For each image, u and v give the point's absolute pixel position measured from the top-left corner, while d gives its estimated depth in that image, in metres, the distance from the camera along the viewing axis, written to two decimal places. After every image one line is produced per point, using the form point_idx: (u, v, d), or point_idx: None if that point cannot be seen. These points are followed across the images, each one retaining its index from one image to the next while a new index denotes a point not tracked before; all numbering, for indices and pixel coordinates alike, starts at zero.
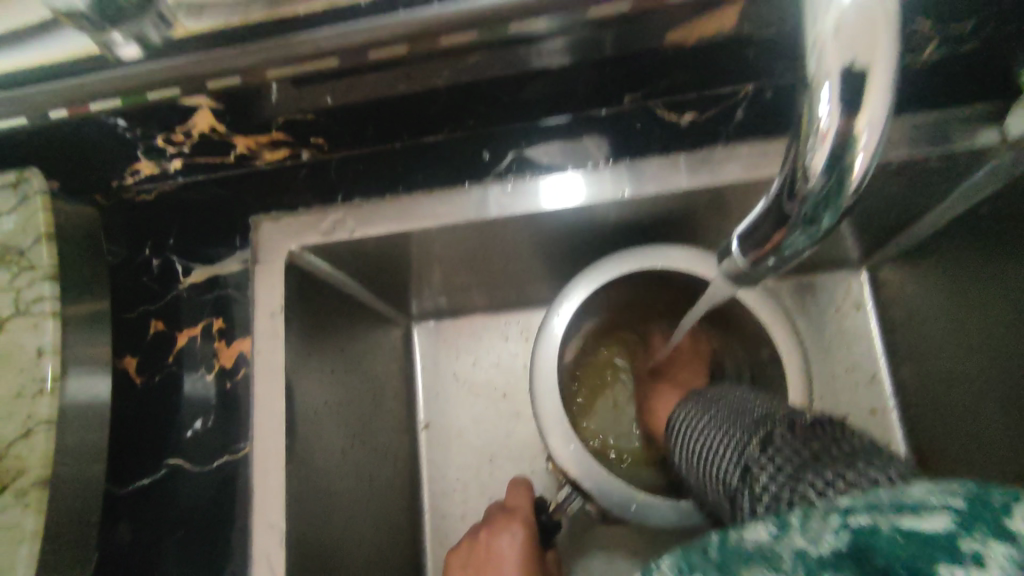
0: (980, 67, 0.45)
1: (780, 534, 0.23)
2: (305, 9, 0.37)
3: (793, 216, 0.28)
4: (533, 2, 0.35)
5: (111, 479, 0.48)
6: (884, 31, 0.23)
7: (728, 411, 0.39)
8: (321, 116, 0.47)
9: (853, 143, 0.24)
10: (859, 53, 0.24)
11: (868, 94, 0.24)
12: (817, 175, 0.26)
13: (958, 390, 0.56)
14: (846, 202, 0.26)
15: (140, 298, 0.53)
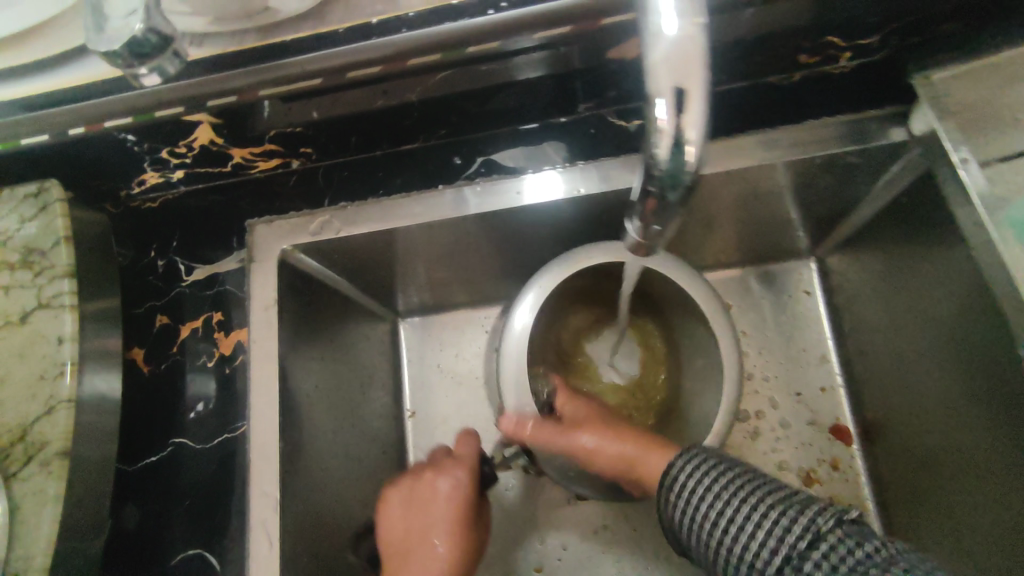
0: (888, 75, 0.52)
1: None
2: (289, 37, 0.42)
3: (651, 197, 0.32)
4: (486, 28, 0.41)
5: (122, 458, 0.54)
6: (698, 48, 0.27)
7: (751, 489, 0.42)
8: (309, 128, 0.53)
9: (681, 143, 0.28)
10: (679, 74, 0.27)
11: (688, 101, 0.27)
12: (660, 166, 0.29)
13: (910, 366, 0.59)
14: (686, 184, 0.30)
15: (146, 295, 0.58)
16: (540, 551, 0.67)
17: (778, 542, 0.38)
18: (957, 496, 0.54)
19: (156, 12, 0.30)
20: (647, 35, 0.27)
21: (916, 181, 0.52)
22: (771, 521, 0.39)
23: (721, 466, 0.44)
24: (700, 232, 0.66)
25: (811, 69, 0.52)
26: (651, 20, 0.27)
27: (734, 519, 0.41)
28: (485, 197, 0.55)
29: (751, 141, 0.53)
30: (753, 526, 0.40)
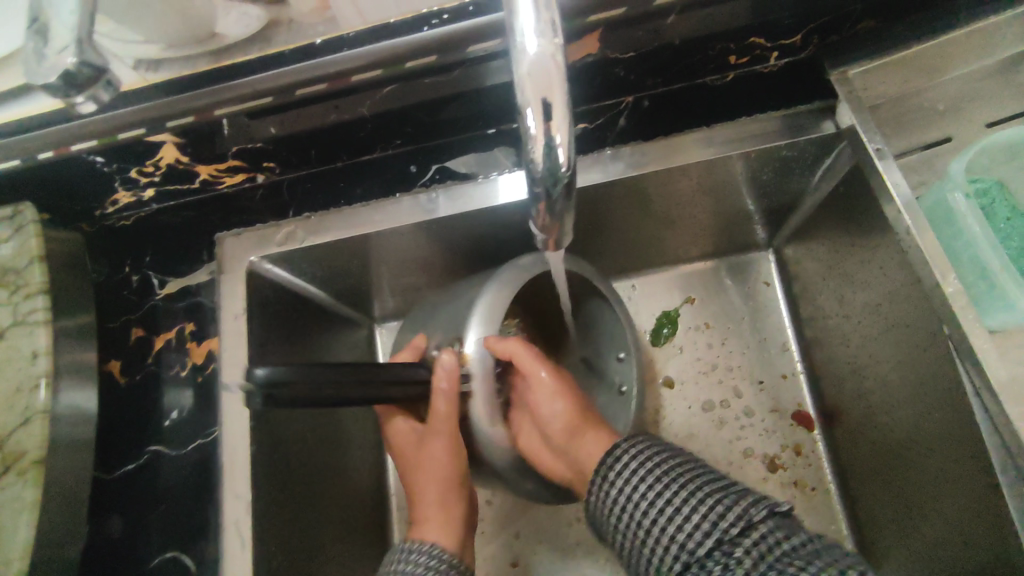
0: (812, 77, 0.54)
1: None
2: (240, 60, 0.45)
3: (539, 201, 0.33)
4: (422, 44, 0.44)
5: (100, 466, 0.56)
6: (558, 62, 0.29)
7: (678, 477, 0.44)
8: (269, 144, 0.55)
9: (553, 148, 0.30)
10: (542, 86, 0.29)
11: (553, 107, 0.29)
12: (538, 170, 0.31)
13: (872, 367, 0.59)
14: (566, 182, 0.32)
15: (122, 309, 0.60)
16: (515, 544, 0.70)
17: (710, 527, 0.41)
18: (907, 472, 0.56)
19: (87, 45, 0.32)
20: (511, 56, 0.29)
21: (850, 171, 0.55)
22: (704, 507, 0.42)
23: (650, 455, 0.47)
24: (656, 228, 0.68)
25: (743, 72, 0.54)
26: (515, 40, 0.29)
27: (670, 504, 0.43)
28: (455, 200, 0.58)
29: (686, 142, 0.55)
30: (688, 510, 0.42)
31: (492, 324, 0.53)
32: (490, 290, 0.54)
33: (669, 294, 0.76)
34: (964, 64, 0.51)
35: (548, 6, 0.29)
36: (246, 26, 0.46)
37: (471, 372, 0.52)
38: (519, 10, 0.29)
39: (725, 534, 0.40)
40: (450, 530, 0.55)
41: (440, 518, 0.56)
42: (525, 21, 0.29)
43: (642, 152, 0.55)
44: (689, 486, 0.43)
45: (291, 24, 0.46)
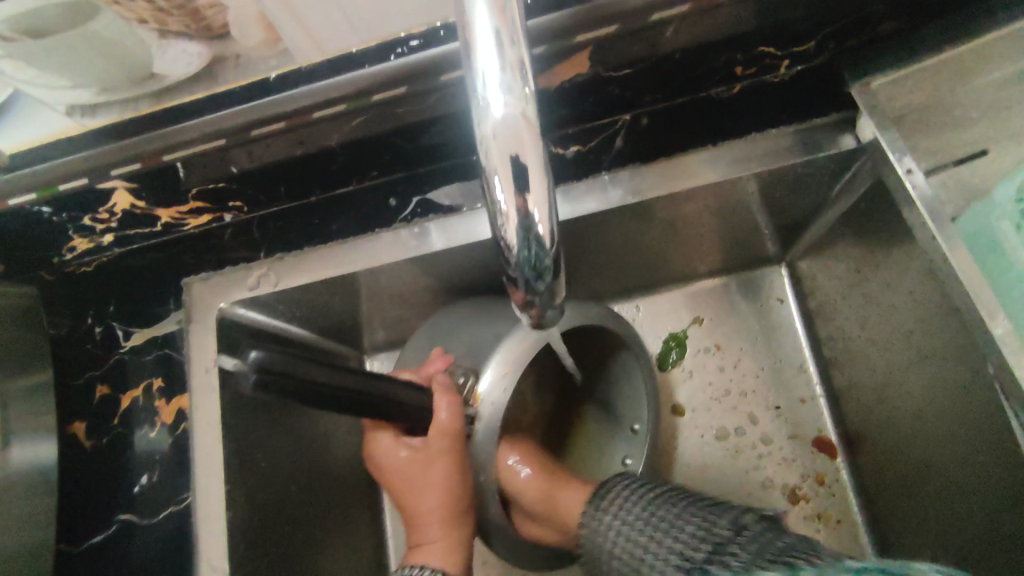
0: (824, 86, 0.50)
1: None
2: (186, 100, 0.41)
3: (513, 284, 0.29)
4: (386, 74, 0.39)
5: (67, 540, 0.51)
6: (529, 121, 0.25)
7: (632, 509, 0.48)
8: (231, 182, 0.50)
9: (531, 215, 0.26)
10: (512, 147, 0.25)
11: (525, 172, 0.25)
12: (511, 247, 0.27)
13: (900, 397, 0.55)
14: (549, 260, 0.27)
15: (86, 365, 0.55)
16: None
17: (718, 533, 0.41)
18: (943, 512, 0.52)
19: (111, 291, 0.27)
20: (474, 111, 0.25)
21: (872, 187, 0.49)
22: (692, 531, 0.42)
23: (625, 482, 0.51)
24: (661, 249, 0.63)
25: (751, 82, 0.49)
26: (477, 93, 0.26)
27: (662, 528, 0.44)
28: (448, 233, 0.53)
29: (693, 160, 0.50)
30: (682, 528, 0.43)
31: (510, 376, 0.49)
32: (515, 334, 0.50)
33: (675, 315, 0.71)
34: (996, 67, 0.45)
35: (515, 44, 0.26)
36: (187, 64, 0.41)
37: (478, 413, 0.49)
38: (480, 59, 0.26)
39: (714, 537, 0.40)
40: (453, 551, 0.49)
41: (446, 541, 0.49)
42: (487, 72, 0.26)
43: (644, 175, 0.50)
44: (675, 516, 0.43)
45: (239, 60, 0.41)
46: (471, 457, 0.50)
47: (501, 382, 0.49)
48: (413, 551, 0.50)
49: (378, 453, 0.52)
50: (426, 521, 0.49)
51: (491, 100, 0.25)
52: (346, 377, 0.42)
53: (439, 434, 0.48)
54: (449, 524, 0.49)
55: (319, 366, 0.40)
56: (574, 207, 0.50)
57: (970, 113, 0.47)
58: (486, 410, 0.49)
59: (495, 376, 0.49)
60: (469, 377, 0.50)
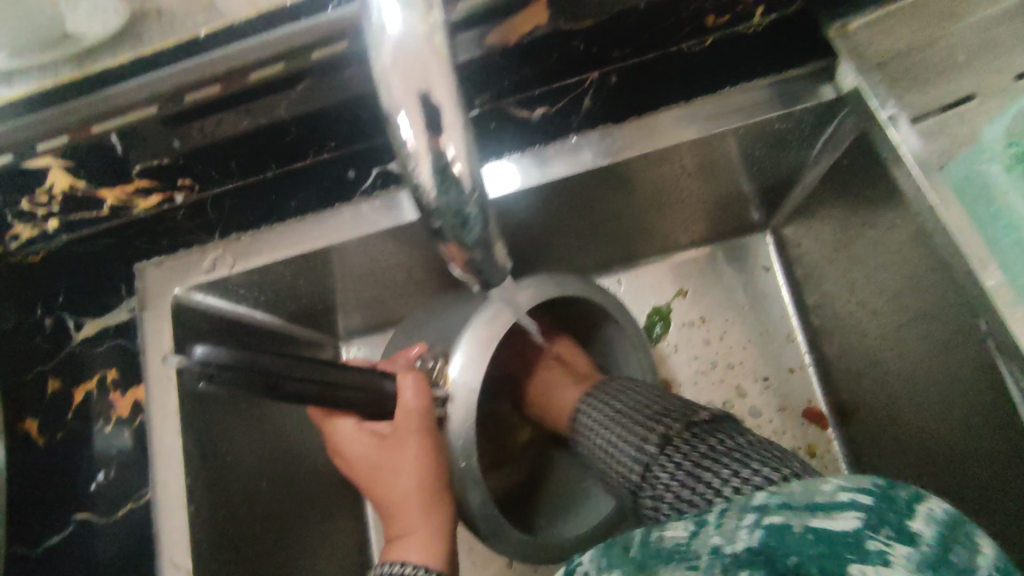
0: (798, 37, 0.46)
1: (696, 531, 0.31)
2: (110, 65, 0.37)
3: (445, 237, 0.28)
4: (326, 28, 0.36)
5: (20, 543, 0.48)
6: (433, 53, 0.26)
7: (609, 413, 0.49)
8: (178, 159, 0.47)
9: (444, 151, 0.26)
10: (420, 82, 0.26)
11: (430, 109, 0.26)
12: (429, 195, 0.27)
13: (890, 362, 0.52)
14: (469, 205, 0.27)
15: (35, 359, 0.52)
16: (506, 574, 0.64)
17: (655, 435, 0.43)
18: (932, 479, 0.51)
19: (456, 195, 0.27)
20: (373, 50, 0.26)
21: (856, 141, 0.47)
22: (626, 409, 0.48)
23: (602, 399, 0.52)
24: (641, 217, 0.60)
25: (723, 34, 0.46)
26: (379, 34, 0.26)
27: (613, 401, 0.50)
28: (416, 202, 0.51)
29: (667, 117, 0.47)
30: (639, 424, 0.45)
31: (483, 350, 0.47)
32: (486, 312, 0.47)
33: (659, 288, 0.69)
34: (982, 9, 0.43)
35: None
36: (104, 22, 0.37)
37: (450, 395, 0.47)
38: (379, 3, 0.26)
39: (665, 440, 0.42)
40: (435, 539, 0.46)
41: (427, 529, 0.46)
42: (388, 13, 0.26)
43: (611, 136, 0.48)
44: (651, 399, 0.48)
45: (163, 16, 0.38)
46: (447, 443, 0.47)
47: (473, 364, 0.46)
48: (393, 543, 0.47)
49: (343, 445, 0.48)
50: (405, 510, 0.47)
51: (393, 35, 0.26)
52: (298, 366, 0.39)
53: (409, 416, 0.45)
54: (428, 509, 0.46)
55: (274, 359, 0.38)
56: (545, 173, 0.48)
57: (957, 58, 0.44)
58: (458, 393, 0.47)
59: (466, 357, 0.47)
60: (439, 360, 0.48)
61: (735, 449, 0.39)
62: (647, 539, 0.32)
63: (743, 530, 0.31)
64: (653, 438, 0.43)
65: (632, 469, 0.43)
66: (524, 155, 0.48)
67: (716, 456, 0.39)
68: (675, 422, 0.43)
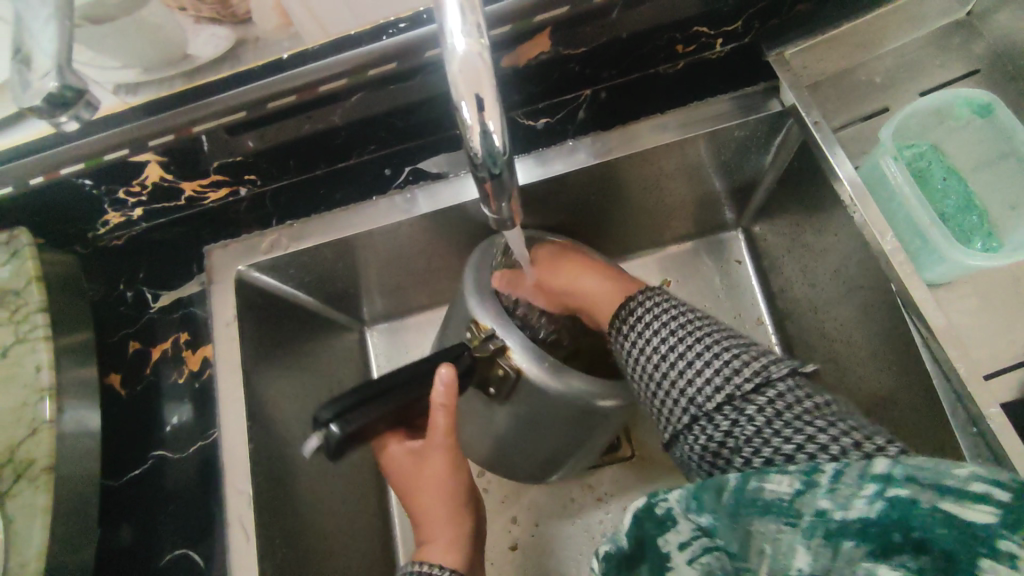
0: (751, 61, 0.57)
1: (803, 492, 0.35)
2: (212, 78, 0.48)
3: (486, 189, 0.32)
4: (381, 51, 0.47)
5: (108, 474, 0.58)
6: (485, 62, 0.28)
7: (667, 340, 0.48)
8: (249, 157, 0.58)
9: (488, 138, 0.29)
10: (470, 80, 0.28)
11: (486, 106, 0.28)
12: (477, 155, 0.30)
13: (836, 333, 0.62)
14: (502, 169, 0.31)
15: (119, 325, 0.62)
16: (512, 528, 0.73)
17: (724, 381, 0.44)
18: None
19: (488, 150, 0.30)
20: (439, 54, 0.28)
21: (800, 145, 0.58)
22: (682, 343, 0.47)
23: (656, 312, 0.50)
24: (629, 214, 0.71)
25: (691, 58, 0.57)
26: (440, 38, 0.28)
27: (653, 329, 0.49)
28: (434, 197, 0.62)
29: (647, 127, 0.58)
30: (700, 364, 0.46)
31: (486, 287, 0.56)
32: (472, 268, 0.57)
33: (645, 278, 0.79)
34: None
35: (474, 9, 0.29)
36: (216, 47, 0.48)
37: (491, 330, 0.53)
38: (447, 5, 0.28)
39: (740, 391, 0.43)
40: (456, 545, 0.53)
41: (452, 536, 0.53)
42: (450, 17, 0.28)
43: (602, 141, 0.58)
44: (716, 334, 0.47)
45: (258, 42, 0.48)
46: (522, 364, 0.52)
47: (485, 297, 0.55)
48: (421, 548, 0.53)
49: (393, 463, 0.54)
50: (434, 517, 0.54)
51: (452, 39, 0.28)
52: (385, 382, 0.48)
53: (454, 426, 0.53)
54: (451, 521, 0.54)
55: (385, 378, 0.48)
56: (546, 170, 0.58)
57: None
58: (494, 323, 0.54)
59: (484, 301, 0.55)
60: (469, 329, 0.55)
61: (825, 413, 0.41)
62: (752, 490, 0.35)
63: (862, 498, 0.33)
64: (718, 383, 0.44)
65: (683, 405, 0.46)
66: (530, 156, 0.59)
67: (813, 416, 0.41)
68: (745, 371, 0.44)
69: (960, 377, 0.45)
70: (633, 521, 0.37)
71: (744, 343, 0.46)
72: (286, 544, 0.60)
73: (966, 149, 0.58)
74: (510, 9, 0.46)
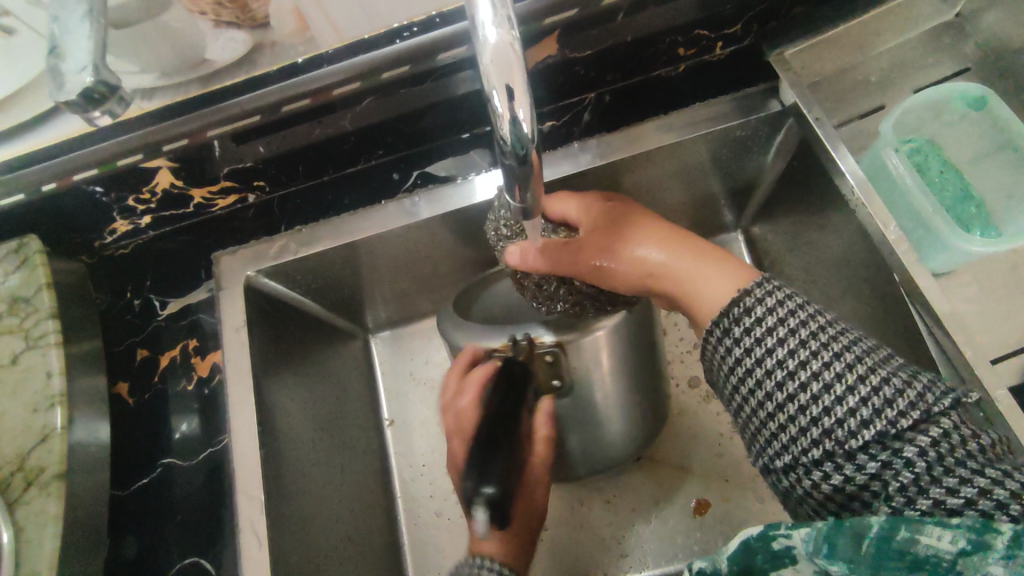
0: (749, 63, 0.59)
1: (973, 554, 0.32)
2: (227, 83, 0.49)
3: (514, 175, 0.33)
4: (395, 55, 0.48)
5: (116, 484, 0.57)
6: (515, 52, 0.29)
7: (797, 360, 0.42)
8: (259, 163, 0.59)
9: (518, 124, 0.30)
10: (501, 70, 0.29)
11: (517, 95, 0.29)
12: (505, 142, 0.31)
13: None
14: (530, 155, 0.31)
15: (127, 333, 0.62)
16: None
17: (871, 412, 0.38)
18: None
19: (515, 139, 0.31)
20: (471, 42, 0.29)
21: (801, 145, 0.59)
22: (818, 365, 0.41)
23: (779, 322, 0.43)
24: None
25: (694, 61, 0.58)
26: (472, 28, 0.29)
27: (783, 345, 0.42)
28: (436, 203, 0.63)
29: (651, 128, 0.60)
30: (842, 393, 0.40)
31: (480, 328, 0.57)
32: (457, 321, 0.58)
33: None
34: None
35: (505, 1, 0.29)
36: (233, 50, 0.49)
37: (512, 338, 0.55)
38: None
39: (893, 428, 0.38)
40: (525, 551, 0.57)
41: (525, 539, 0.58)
42: (482, 8, 0.29)
43: (606, 144, 0.60)
44: (863, 356, 0.41)
45: (275, 46, 0.49)
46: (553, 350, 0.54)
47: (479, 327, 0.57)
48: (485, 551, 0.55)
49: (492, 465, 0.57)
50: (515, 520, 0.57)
51: (485, 30, 0.29)
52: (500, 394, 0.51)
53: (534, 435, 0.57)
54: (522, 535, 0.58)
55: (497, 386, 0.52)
56: (554, 170, 0.60)
57: None
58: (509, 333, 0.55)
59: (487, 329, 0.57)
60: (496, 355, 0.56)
61: (982, 458, 0.36)
62: (904, 540, 0.34)
63: None
64: (865, 416, 0.39)
65: (814, 435, 0.40)
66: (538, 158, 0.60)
67: (975, 464, 0.36)
68: (903, 405, 0.38)
69: (966, 361, 0.46)
70: (740, 546, 0.38)
71: (892, 368, 0.40)
72: (297, 551, 0.60)
73: (962, 142, 0.60)
74: (528, 9, 0.46)
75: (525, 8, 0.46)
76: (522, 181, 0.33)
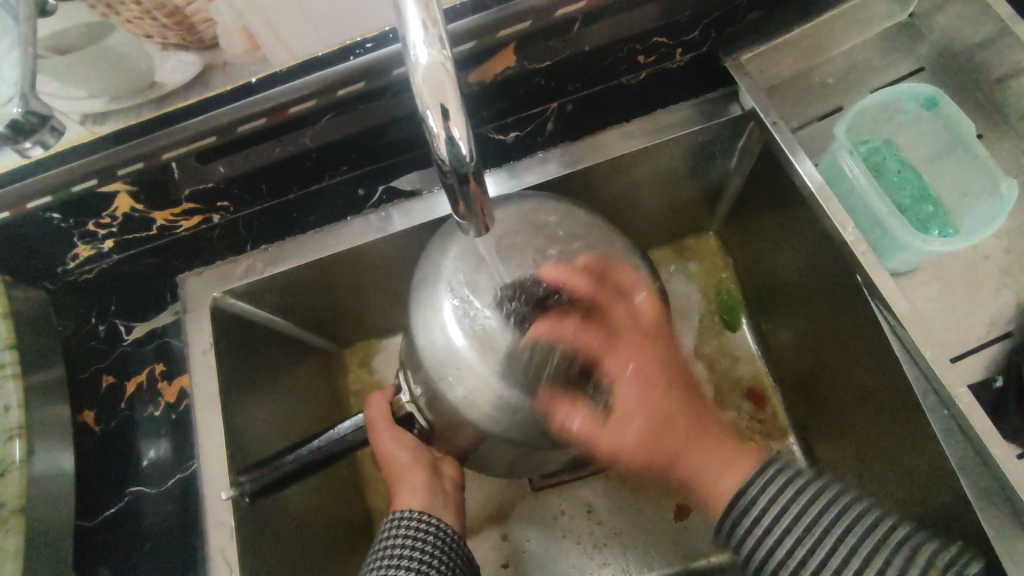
0: (706, 70, 0.60)
1: None
2: (179, 106, 0.48)
3: (455, 193, 0.34)
4: (350, 72, 0.48)
5: (82, 515, 0.55)
6: (448, 72, 0.29)
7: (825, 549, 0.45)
8: (220, 183, 0.58)
9: (452, 144, 0.30)
10: (434, 92, 0.29)
11: (450, 114, 0.30)
12: (443, 162, 0.31)
13: (811, 335, 0.63)
14: (469, 173, 0.32)
15: (92, 360, 0.61)
16: (504, 546, 0.72)
17: None
18: (848, 432, 0.61)
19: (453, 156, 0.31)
20: (404, 63, 0.29)
21: (763, 148, 0.59)
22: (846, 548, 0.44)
23: (795, 505, 0.47)
24: None
25: (656, 68, 0.59)
26: (406, 49, 0.29)
27: (803, 529, 0.46)
28: (408, 215, 0.63)
29: (612, 136, 0.60)
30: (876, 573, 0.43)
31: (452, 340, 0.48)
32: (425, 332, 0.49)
33: None
34: None
35: (436, 22, 0.30)
36: (183, 73, 0.47)
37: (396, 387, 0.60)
38: (408, 19, 0.29)
39: None
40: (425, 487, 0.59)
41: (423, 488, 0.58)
42: (413, 32, 0.29)
43: (574, 152, 0.60)
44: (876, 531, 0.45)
45: (228, 67, 0.48)
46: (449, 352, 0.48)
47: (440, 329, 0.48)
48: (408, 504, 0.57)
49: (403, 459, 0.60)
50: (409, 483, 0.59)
51: (417, 52, 0.29)
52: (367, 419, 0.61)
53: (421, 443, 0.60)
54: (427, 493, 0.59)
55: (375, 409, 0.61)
56: (521, 180, 0.60)
57: None
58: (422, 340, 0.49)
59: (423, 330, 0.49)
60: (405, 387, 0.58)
61: None
62: None
63: None
64: None
65: None
66: (504, 169, 0.60)
67: None
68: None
69: (927, 359, 0.47)
70: None
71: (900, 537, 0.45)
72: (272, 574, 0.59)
73: (920, 141, 0.60)
74: (482, 22, 0.46)
75: (479, 22, 0.46)
76: (465, 195, 0.34)
